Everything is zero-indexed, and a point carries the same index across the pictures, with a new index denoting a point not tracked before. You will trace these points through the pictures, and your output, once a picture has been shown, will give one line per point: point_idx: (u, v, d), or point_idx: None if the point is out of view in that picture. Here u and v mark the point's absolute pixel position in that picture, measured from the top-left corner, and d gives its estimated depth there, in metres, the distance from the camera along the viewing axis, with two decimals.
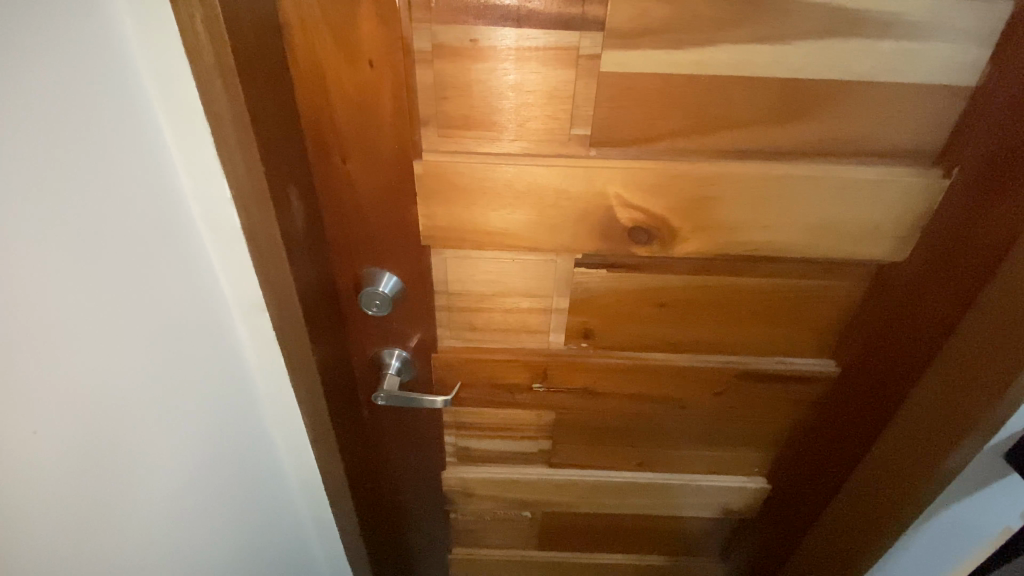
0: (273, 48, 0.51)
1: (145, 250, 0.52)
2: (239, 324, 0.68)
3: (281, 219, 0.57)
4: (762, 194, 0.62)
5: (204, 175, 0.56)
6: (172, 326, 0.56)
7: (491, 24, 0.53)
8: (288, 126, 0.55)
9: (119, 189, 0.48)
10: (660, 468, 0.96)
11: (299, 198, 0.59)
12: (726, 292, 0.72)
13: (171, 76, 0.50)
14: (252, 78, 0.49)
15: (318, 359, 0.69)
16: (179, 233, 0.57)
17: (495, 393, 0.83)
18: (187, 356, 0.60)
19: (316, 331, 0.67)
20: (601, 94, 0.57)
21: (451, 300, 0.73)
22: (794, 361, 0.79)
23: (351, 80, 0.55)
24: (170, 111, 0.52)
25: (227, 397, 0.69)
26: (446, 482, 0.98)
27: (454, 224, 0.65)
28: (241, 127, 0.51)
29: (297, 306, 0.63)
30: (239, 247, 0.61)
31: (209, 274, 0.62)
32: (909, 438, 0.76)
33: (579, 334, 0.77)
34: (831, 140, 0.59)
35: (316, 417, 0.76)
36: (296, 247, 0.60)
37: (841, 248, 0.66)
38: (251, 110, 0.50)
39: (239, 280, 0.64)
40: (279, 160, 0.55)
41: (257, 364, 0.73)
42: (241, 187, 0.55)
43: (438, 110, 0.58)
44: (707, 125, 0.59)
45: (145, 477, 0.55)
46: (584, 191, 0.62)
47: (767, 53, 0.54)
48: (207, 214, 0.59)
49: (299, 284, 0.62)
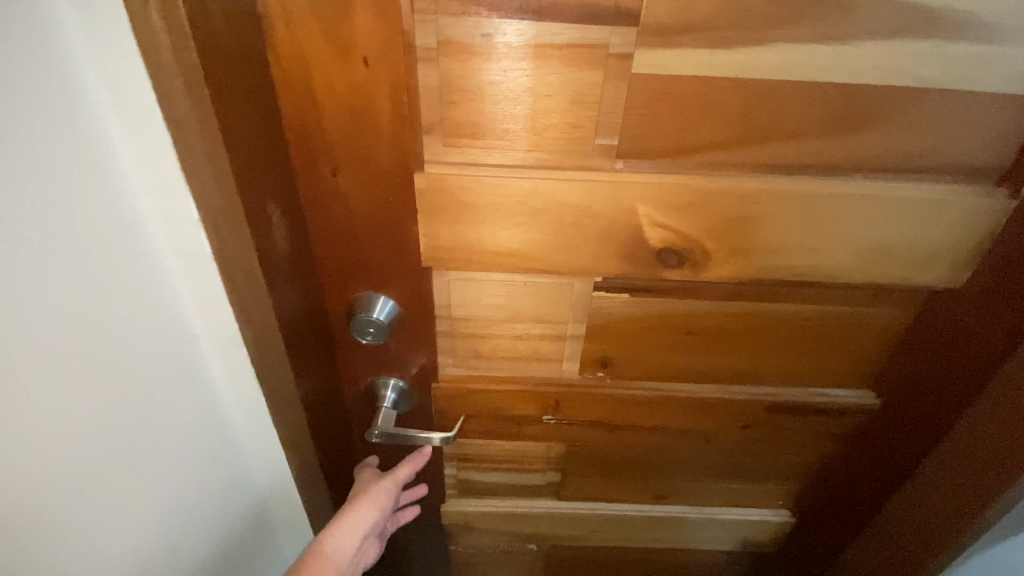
0: (250, 42, 0.43)
1: (90, 287, 0.44)
2: (214, 359, 0.60)
3: (259, 242, 0.49)
4: (807, 213, 0.55)
5: (169, 193, 0.48)
6: (125, 371, 0.49)
7: (507, 18, 0.45)
8: (269, 135, 0.47)
9: (55, 215, 0.40)
10: (676, 502, 0.90)
11: (281, 218, 0.51)
12: (759, 320, 0.65)
13: (124, 79, 0.42)
14: (223, 77, 0.41)
15: (305, 396, 0.61)
16: (138, 262, 0.49)
17: (501, 425, 0.76)
18: (146, 403, 0.52)
19: (302, 365, 0.59)
20: (630, 99, 0.49)
21: (454, 326, 0.66)
22: (829, 393, 0.73)
23: (342, 82, 0.47)
24: (124, 118, 0.44)
25: (200, 444, 0.60)
26: (445, 516, 0.91)
27: (459, 244, 0.58)
28: (209, 136, 0.42)
29: (280, 339, 0.55)
30: (211, 275, 0.53)
31: (177, 307, 0.54)
32: (949, 478, 0.69)
33: (596, 363, 0.70)
34: (888, 155, 0.52)
35: (302, 457, 0.68)
36: (278, 273, 0.52)
37: (890, 273, 0.59)
38: (222, 117, 0.42)
39: (211, 312, 0.56)
40: (259, 175, 0.47)
41: (235, 404, 0.64)
42: (212, 206, 0.47)
43: (443, 117, 0.50)
44: (751, 136, 0.51)
45: (80, 553, 0.47)
46: (608, 209, 0.55)
47: (824, 55, 0.47)
48: (173, 238, 0.50)
49: (282, 315, 0.54)
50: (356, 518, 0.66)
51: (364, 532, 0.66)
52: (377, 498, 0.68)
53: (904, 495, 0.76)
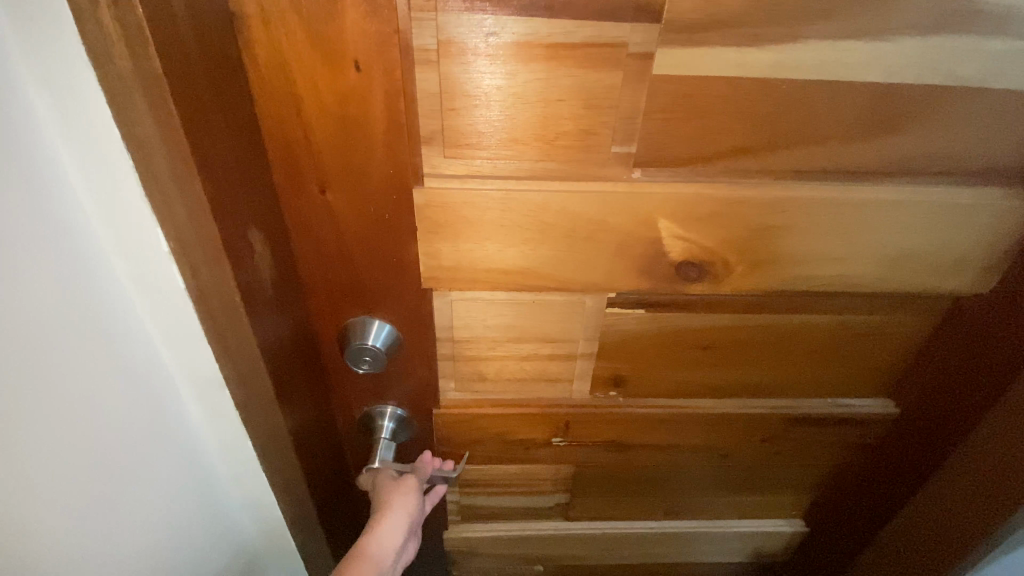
0: (221, 45, 0.37)
1: (54, 343, 0.38)
2: (192, 404, 0.54)
3: (240, 274, 0.43)
4: (835, 221, 0.52)
5: (132, 224, 0.42)
6: (95, 429, 0.42)
7: (516, 14, 0.41)
8: (246, 151, 0.41)
9: (8, 262, 0.34)
10: (688, 517, 0.87)
11: (264, 243, 0.45)
12: (780, 332, 0.62)
13: (73, 93, 0.36)
14: (192, 87, 0.35)
15: (297, 437, 0.56)
16: (101, 304, 0.42)
17: (507, 449, 0.72)
18: (125, 464, 0.46)
19: (292, 403, 0.54)
20: (650, 102, 0.45)
21: (456, 349, 0.61)
22: (847, 402, 0.70)
23: (330, 89, 0.41)
24: (75, 139, 0.37)
25: (183, 497, 0.54)
26: (448, 542, 0.86)
27: (462, 263, 0.53)
28: (177, 158, 0.36)
29: (266, 379, 0.49)
30: (187, 314, 0.47)
31: (148, 352, 0.48)
32: (966, 489, 0.67)
33: (608, 382, 0.66)
34: (921, 158, 0.49)
35: (294, 504, 0.61)
36: (262, 305, 0.46)
37: (916, 280, 0.56)
38: (193, 135, 0.36)
39: (188, 354, 0.50)
40: (238, 197, 0.41)
41: (216, 448, 0.58)
42: (182, 237, 0.41)
43: (445, 125, 0.45)
44: (779, 141, 0.47)
45: None
46: (625, 222, 0.51)
47: (862, 52, 0.43)
48: (140, 275, 0.44)
49: (267, 353, 0.48)
50: (391, 515, 0.59)
51: (407, 526, 0.60)
52: (403, 501, 0.61)
53: (916, 504, 0.74)
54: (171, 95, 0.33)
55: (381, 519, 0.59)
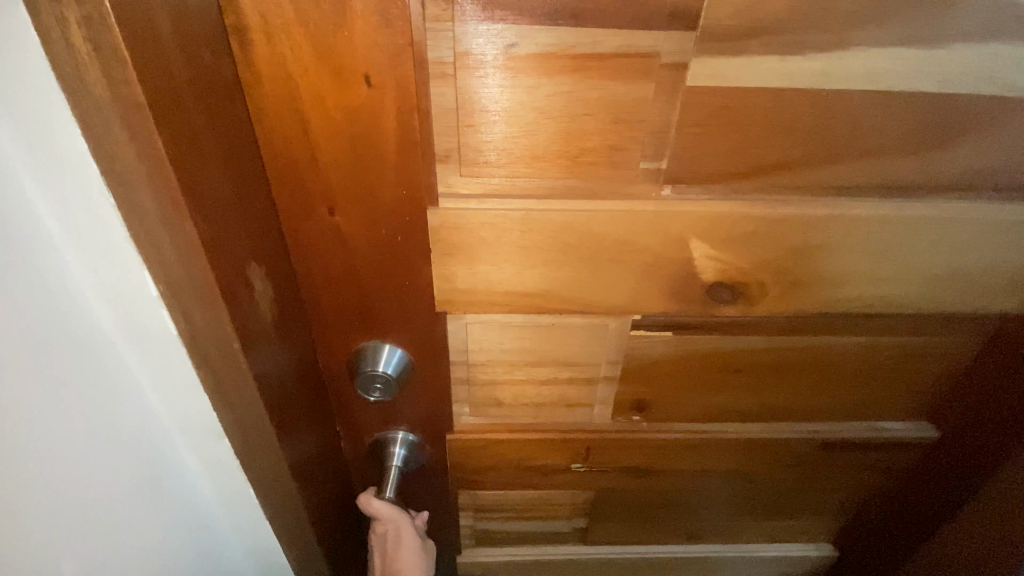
0: (210, 64, 0.34)
1: (25, 402, 0.34)
2: (185, 447, 0.51)
3: (237, 314, 0.39)
4: (879, 239, 0.48)
5: (115, 261, 0.38)
6: (76, 489, 0.39)
7: (540, 23, 0.37)
8: (238, 176, 0.38)
9: None
10: (711, 541, 0.83)
11: (262, 277, 0.42)
12: (815, 355, 0.58)
13: (46, 127, 0.32)
14: (180, 113, 0.32)
15: (300, 476, 0.52)
16: (81, 351, 0.39)
17: (524, 475, 0.68)
18: (111, 522, 0.42)
19: (295, 439, 0.50)
20: (683, 115, 0.42)
21: (471, 373, 0.58)
22: (883, 427, 0.66)
23: (339, 106, 0.38)
24: (45, 175, 0.34)
25: (177, 546, 0.51)
26: (461, 567, 0.83)
27: (479, 287, 0.49)
28: (163, 193, 0.32)
29: (268, 422, 0.45)
30: (178, 355, 0.44)
31: (135, 396, 0.45)
32: (1009, 515, 0.63)
33: (630, 407, 0.62)
34: (975, 172, 0.45)
35: (299, 545, 0.58)
36: (262, 343, 0.43)
37: (962, 301, 0.53)
38: (180, 168, 0.32)
39: (177, 394, 0.47)
40: (234, 229, 0.38)
41: (213, 489, 0.55)
42: (170, 277, 0.37)
43: (461, 143, 0.42)
44: (821, 156, 0.44)
45: None
46: (652, 242, 0.48)
47: (916, 60, 0.39)
48: (124, 317, 0.41)
49: (268, 395, 0.45)
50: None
51: None
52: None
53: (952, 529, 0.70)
54: (154, 123, 0.30)
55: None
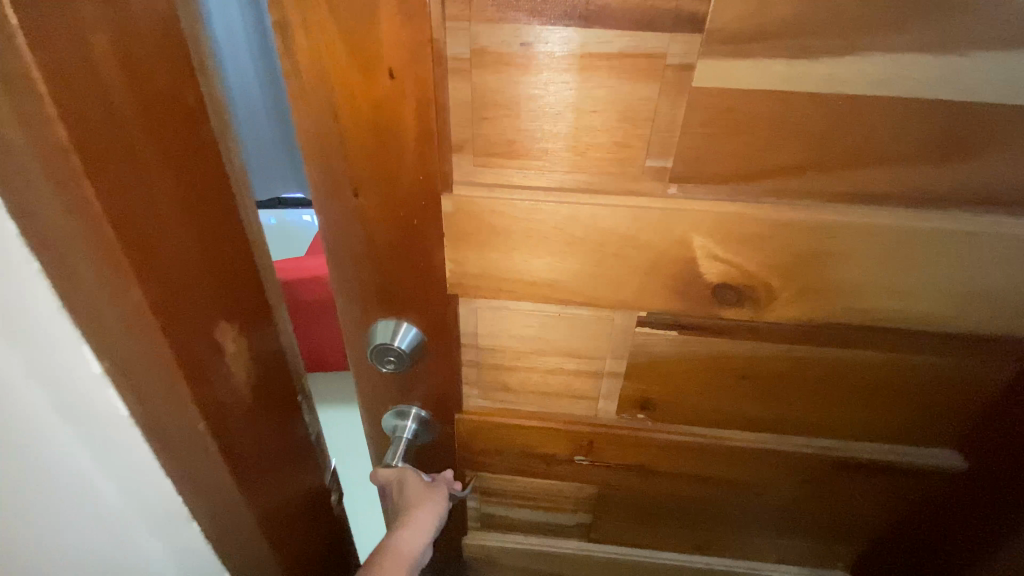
0: (174, 92, 0.35)
1: None
2: (140, 525, 0.49)
3: (190, 370, 0.41)
4: (896, 251, 0.47)
5: (57, 349, 0.37)
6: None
7: (549, 24, 0.40)
8: (203, 258, 0.41)
9: None
10: (719, 554, 0.82)
11: (220, 329, 0.44)
12: (828, 368, 0.57)
13: None
14: (127, 176, 0.33)
15: (266, 528, 0.54)
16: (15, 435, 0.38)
17: (529, 462, 0.71)
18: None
19: (262, 498, 0.53)
20: (689, 115, 0.43)
21: (481, 356, 0.61)
22: (904, 451, 0.64)
23: (365, 95, 0.42)
24: None
25: None
26: (467, 549, 0.86)
27: (489, 272, 0.52)
28: (106, 262, 0.34)
29: (227, 466, 0.47)
30: (128, 434, 0.43)
31: (84, 474, 0.43)
32: None
33: (636, 404, 0.63)
34: (1002, 185, 0.44)
35: None
36: (220, 395, 0.45)
37: (990, 321, 0.50)
38: (123, 230, 0.34)
39: (134, 476, 0.46)
40: (188, 287, 0.40)
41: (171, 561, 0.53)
42: (116, 348, 0.38)
43: (476, 134, 0.45)
44: (833, 161, 0.44)
45: None
46: (658, 239, 0.49)
47: (933, 67, 0.39)
48: (66, 401, 0.40)
49: (227, 445, 0.47)
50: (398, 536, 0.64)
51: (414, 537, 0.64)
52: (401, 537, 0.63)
53: None
54: (94, 190, 0.31)
55: (415, 511, 0.60)
